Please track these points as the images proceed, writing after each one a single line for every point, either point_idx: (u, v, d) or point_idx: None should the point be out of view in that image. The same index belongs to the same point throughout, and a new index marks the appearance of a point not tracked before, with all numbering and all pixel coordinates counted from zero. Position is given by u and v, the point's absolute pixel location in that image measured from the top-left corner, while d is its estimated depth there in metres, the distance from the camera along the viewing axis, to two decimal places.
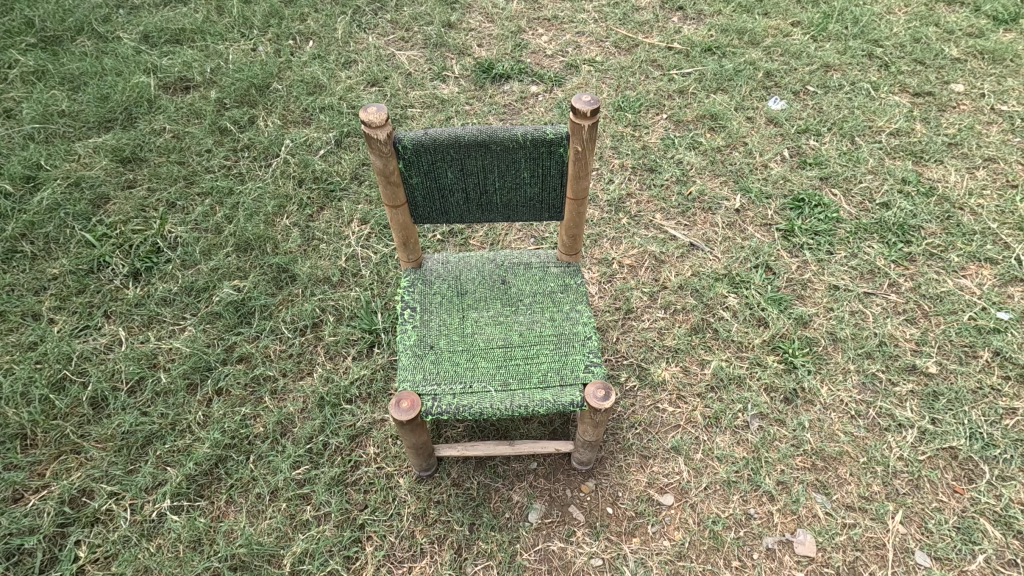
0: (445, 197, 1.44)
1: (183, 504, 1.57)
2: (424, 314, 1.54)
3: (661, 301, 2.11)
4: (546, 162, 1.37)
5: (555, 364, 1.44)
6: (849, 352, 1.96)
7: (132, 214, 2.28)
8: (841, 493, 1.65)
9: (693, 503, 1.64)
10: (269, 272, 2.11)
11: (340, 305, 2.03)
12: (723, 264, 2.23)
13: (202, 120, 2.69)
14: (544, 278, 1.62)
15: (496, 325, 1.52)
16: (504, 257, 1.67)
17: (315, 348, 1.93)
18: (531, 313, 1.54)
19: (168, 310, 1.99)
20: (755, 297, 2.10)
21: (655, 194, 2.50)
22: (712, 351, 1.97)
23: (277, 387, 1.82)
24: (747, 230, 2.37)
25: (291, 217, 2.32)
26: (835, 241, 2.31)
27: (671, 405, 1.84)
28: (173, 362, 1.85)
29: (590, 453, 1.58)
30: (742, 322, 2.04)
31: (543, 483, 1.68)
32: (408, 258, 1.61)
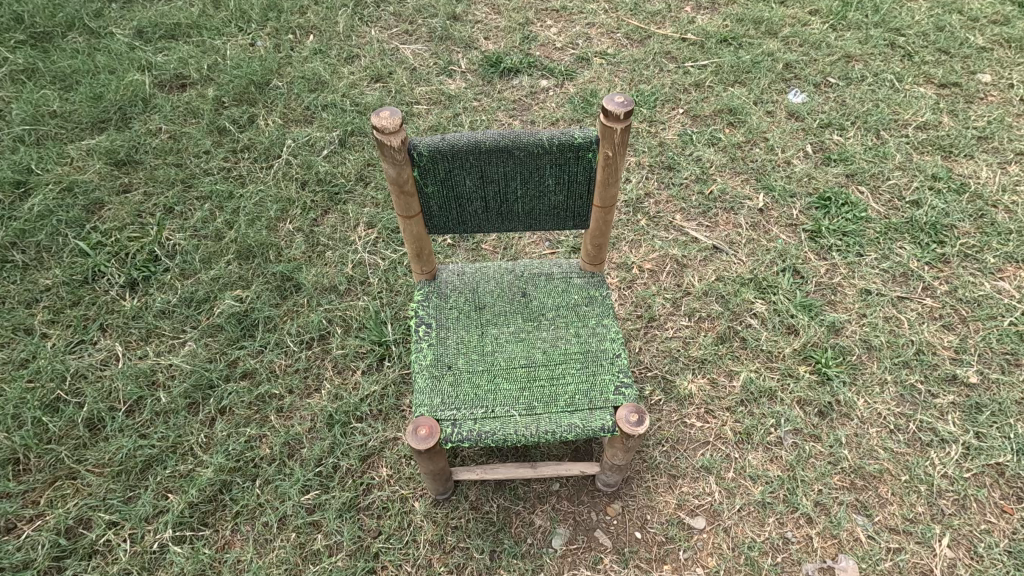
0: (463, 206, 1.33)
1: (187, 535, 1.47)
2: (440, 331, 1.44)
3: (685, 309, 2.01)
4: (573, 169, 1.26)
5: (583, 386, 1.34)
6: (885, 361, 1.85)
7: (128, 220, 2.17)
8: (883, 514, 1.56)
9: (726, 526, 1.55)
10: (273, 281, 2.02)
11: (348, 316, 1.94)
12: (748, 268, 2.13)
13: (200, 119, 2.58)
14: (567, 289, 1.52)
15: (517, 343, 1.42)
16: (523, 267, 1.58)
17: (322, 362, 1.83)
18: (555, 329, 1.44)
19: (166, 322, 1.89)
20: (784, 303, 2.00)
21: (674, 193, 2.40)
22: (740, 361, 1.87)
23: (283, 404, 1.72)
24: (772, 231, 2.27)
25: (296, 222, 2.22)
26: (865, 242, 2.21)
27: (699, 420, 1.75)
28: (173, 379, 1.75)
29: (616, 475, 1.49)
30: (772, 330, 1.94)
31: (566, 506, 1.59)
32: (421, 270, 1.51)
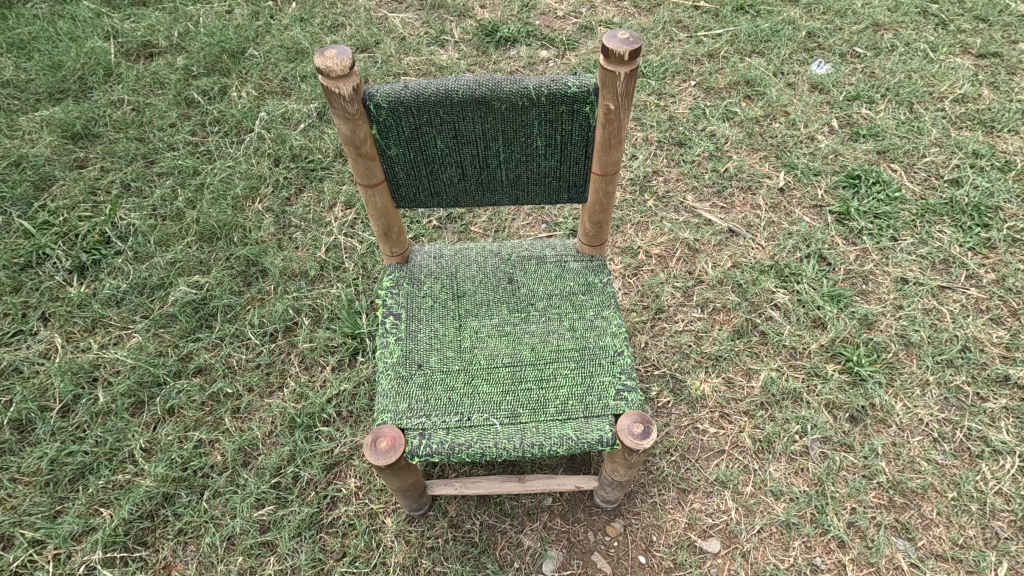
0: (435, 173, 1.11)
1: (120, 556, 1.28)
2: (410, 323, 1.22)
3: (698, 299, 1.79)
4: (566, 126, 1.04)
5: (577, 389, 1.13)
6: (926, 359, 1.62)
7: (80, 198, 1.97)
8: (928, 538, 1.34)
9: (744, 551, 1.34)
10: (236, 265, 1.81)
11: (319, 305, 1.73)
12: (768, 254, 1.90)
13: (166, 90, 2.36)
14: (561, 275, 1.30)
15: (501, 338, 1.21)
16: (511, 249, 1.36)
17: (287, 357, 1.63)
18: (546, 322, 1.23)
19: (114, 310, 1.69)
20: (810, 293, 1.77)
21: (686, 171, 2.17)
22: (760, 358, 1.65)
23: (240, 405, 1.52)
24: (794, 213, 2.04)
25: (265, 201, 2.01)
26: (899, 225, 1.97)
27: (712, 426, 1.53)
28: (117, 375, 1.55)
29: (617, 492, 1.28)
30: (796, 323, 1.72)
31: (559, 524, 1.39)
32: (391, 251, 1.29)
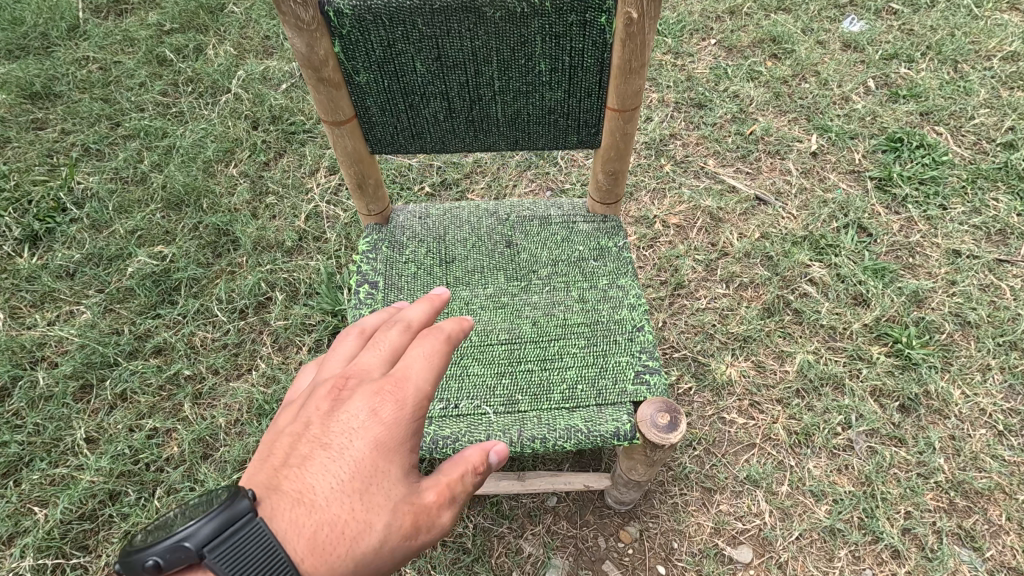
0: (415, 106, 0.91)
1: (54, 563, 1.10)
2: (388, 292, 1.03)
3: (722, 273, 1.58)
4: (576, 44, 0.83)
5: (588, 371, 0.93)
6: (986, 341, 1.42)
7: (35, 161, 1.78)
8: (997, 548, 1.15)
9: (780, 561, 1.15)
10: (204, 235, 1.62)
11: (296, 279, 1.54)
12: (800, 224, 1.69)
13: (136, 48, 2.16)
14: (569, 238, 1.10)
15: (496, 311, 1.01)
16: (509, 208, 1.16)
17: (258, 336, 1.45)
18: (550, 292, 1.03)
19: (65, 283, 1.50)
20: (849, 267, 1.56)
21: (707, 134, 1.96)
22: (794, 339, 1.45)
23: (202, 390, 1.34)
24: (828, 178, 1.82)
25: (241, 166, 1.82)
26: (948, 192, 1.76)
27: (741, 417, 1.34)
28: (65, 355, 1.37)
29: (633, 492, 1.09)
30: (835, 300, 1.51)
31: (565, 528, 1.20)
32: (369, 208, 1.09)
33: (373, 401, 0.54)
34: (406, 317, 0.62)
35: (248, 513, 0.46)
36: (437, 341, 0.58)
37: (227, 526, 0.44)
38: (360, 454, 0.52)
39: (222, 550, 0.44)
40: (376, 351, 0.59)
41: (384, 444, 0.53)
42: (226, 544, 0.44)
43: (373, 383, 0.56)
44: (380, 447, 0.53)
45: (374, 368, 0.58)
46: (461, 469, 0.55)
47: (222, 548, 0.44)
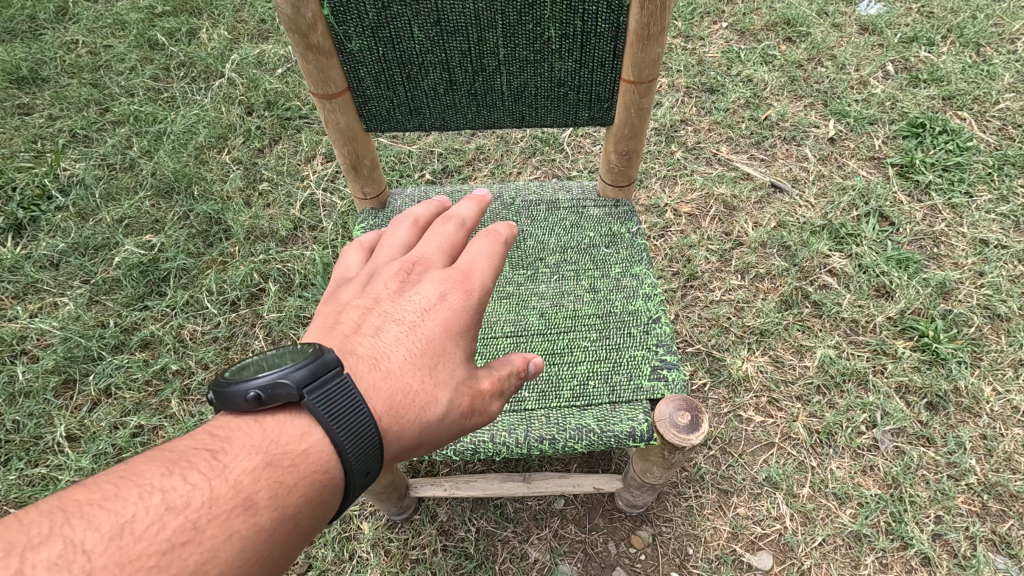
0: (413, 77, 0.84)
1: None
2: None
3: (737, 264, 1.51)
4: (590, 8, 0.76)
5: (600, 366, 0.87)
6: (1018, 335, 1.34)
7: (21, 147, 1.71)
8: None
9: (802, 568, 1.08)
10: (195, 223, 1.55)
11: (290, 269, 1.47)
12: (818, 212, 1.61)
13: (127, 31, 2.08)
14: (579, 224, 1.03)
15: (500, 301, 0.94)
16: (515, 192, 1.09)
17: (250, 329, 1.38)
18: (558, 282, 0.97)
19: (49, 274, 1.44)
20: (871, 257, 1.49)
21: (719, 120, 1.87)
22: (814, 333, 1.38)
23: (191, 386, 1.28)
24: (847, 165, 1.74)
25: (234, 152, 1.74)
26: (973, 179, 1.67)
27: (758, 415, 1.27)
28: (47, 348, 1.30)
29: (647, 495, 1.03)
30: (857, 292, 1.43)
31: (574, 532, 1.13)
32: (364, 191, 1.03)
33: (441, 286, 0.58)
34: (457, 218, 0.65)
35: (334, 368, 0.47)
36: (498, 240, 0.62)
37: (320, 373, 0.46)
38: (430, 332, 0.55)
39: (319, 394, 0.45)
40: (434, 246, 0.63)
41: (452, 324, 0.56)
42: (321, 388, 0.46)
43: (440, 272, 0.60)
44: (449, 327, 0.56)
45: (434, 261, 0.62)
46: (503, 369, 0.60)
47: (319, 392, 0.45)
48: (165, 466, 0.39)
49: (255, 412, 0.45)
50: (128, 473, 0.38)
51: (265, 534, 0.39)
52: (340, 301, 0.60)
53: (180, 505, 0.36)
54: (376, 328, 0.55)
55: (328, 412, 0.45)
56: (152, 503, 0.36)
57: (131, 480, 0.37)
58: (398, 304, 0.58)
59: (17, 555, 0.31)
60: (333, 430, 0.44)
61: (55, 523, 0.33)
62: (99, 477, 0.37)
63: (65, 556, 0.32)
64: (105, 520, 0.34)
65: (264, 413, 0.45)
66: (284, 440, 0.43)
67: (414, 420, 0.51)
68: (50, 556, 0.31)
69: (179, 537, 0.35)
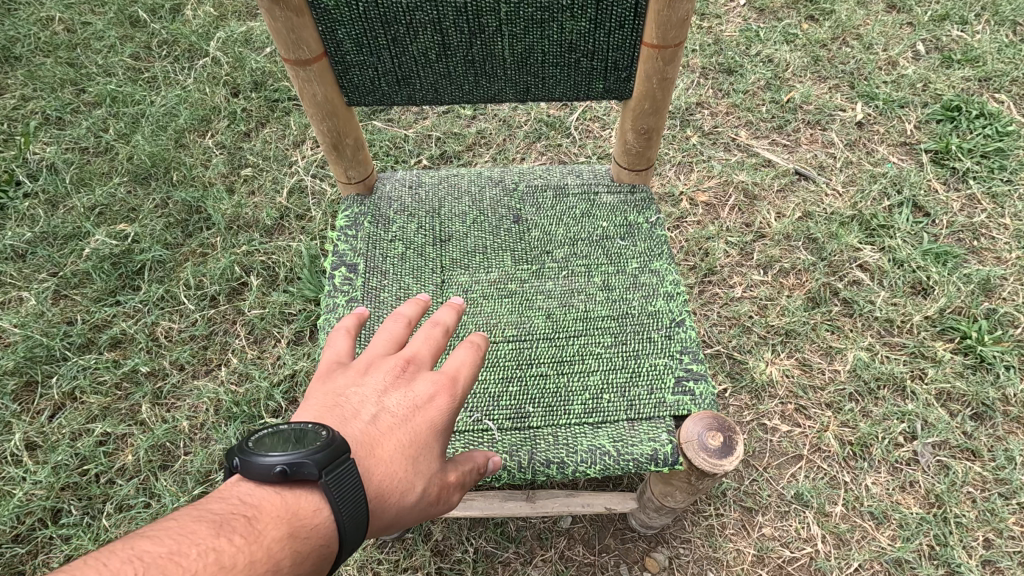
0: (399, 41, 0.73)
1: None
2: (370, 278, 0.85)
3: (760, 258, 1.39)
4: None
5: (615, 376, 0.75)
6: None
7: None
8: None
9: None
10: (173, 212, 1.44)
11: (275, 262, 1.36)
12: (847, 202, 1.49)
13: (105, 6, 1.95)
14: (590, 212, 0.91)
15: (501, 301, 0.83)
16: (518, 176, 0.97)
17: (230, 327, 1.27)
18: (566, 278, 0.85)
19: (14, 266, 1.33)
20: (907, 251, 1.36)
21: (738, 103, 1.74)
22: (845, 334, 1.26)
23: (164, 389, 1.17)
24: (876, 151, 1.62)
25: (217, 136, 1.63)
26: (1015, 166, 1.54)
27: (785, 424, 1.16)
28: (8, 348, 1.20)
29: (665, 518, 0.92)
30: (891, 289, 1.31)
31: (582, 554, 1.03)
32: (349, 176, 0.91)
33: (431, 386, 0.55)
34: (447, 313, 0.61)
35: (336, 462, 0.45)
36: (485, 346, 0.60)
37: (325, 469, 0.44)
38: (419, 425, 0.53)
39: (335, 475, 0.44)
40: (426, 338, 0.59)
41: (442, 422, 0.54)
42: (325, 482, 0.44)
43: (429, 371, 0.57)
44: (438, 423, 0.54)
45: (427, 352, 0.58)
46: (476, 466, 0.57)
47: (336, 474, 0.44)
48: (208, 525, 0.38)
49: (275, 483, 0.44)
50: (179, 528, 0.37)
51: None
52: (331, 382, 0.55)
53: (230, 564, 0.37)
54: (370, 414, 0.52)
55: (339, 494, 0.44)
56: (205, 560, 0.36)
57: (187, 535, 0.37)
58: (390, 392, 0.54)
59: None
60: (343, 511, 0.44)
61: (133, 573, 0.34)
62: (149, 532, 0.37)
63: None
64: (172, 573, 0.34)
65: (281, 486, 0.44)
66: (301, 513, 0.43)
67: (393, 510, 0.49)
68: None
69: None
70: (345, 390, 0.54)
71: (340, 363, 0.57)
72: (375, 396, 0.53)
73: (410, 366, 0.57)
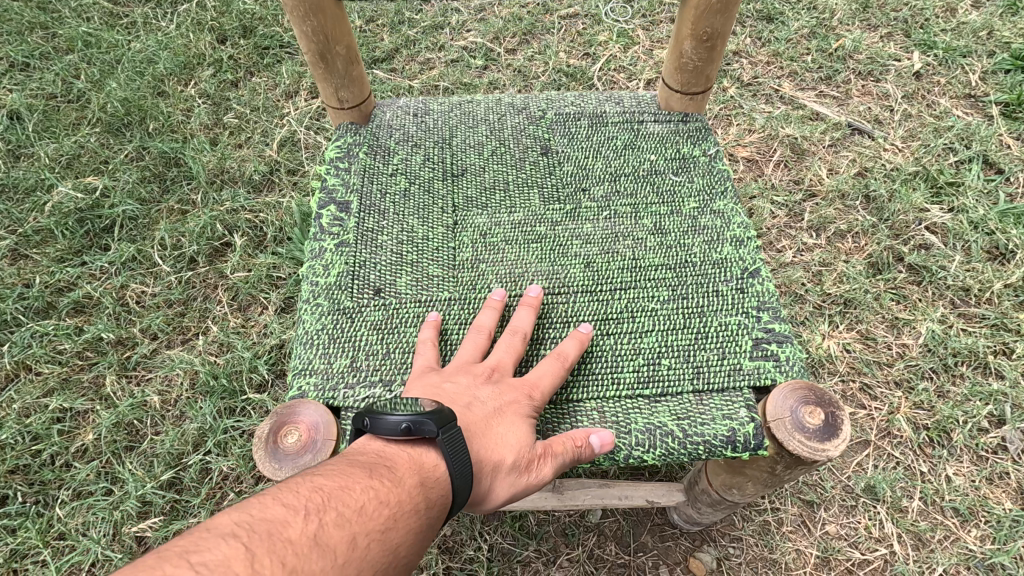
0: None
1: None
2: (366, 217, 0.69)
3: (812, 219, 1.22)
4: None
5: (674, 338, 0.61)
6: None
7: None
8: None
9: None
10: (149, 164, 1.28)
11: (261, 219, 1.20)
12: (907, 159, 1.32)
13: None
14: (635, 142, 0.75)
15: (528, 247, 0.68)
16: (546, 102, 0.80)
17: (211, 291, 1.12)
18: (609, 220, 0.69)
19: None
20: (981, 211, 1.19)
21: (781, 50, 1.56)
22: (914, 304, 1.09)
23: (132, 359, 1.02)
24: (938, 105, 1.44)
25: (200, 83, 1.46)
26: None
27: (847, 405, 1.00)
28: None
29: (718, 514, 0.77)
30: (964, 255, 1.15)
31: (615, 553, 0.88)
32: (340, 96, 0.75)
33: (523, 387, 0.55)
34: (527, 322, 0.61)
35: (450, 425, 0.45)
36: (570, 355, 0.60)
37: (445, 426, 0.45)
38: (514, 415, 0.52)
39: (451, 434, 0.45)
40: (510, 341, 0.58)
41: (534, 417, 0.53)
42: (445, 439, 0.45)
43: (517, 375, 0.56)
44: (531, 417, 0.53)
45: (511, 361, 0.58)
46: (571, 444, 0.52)
47: (451, 432, 0.45)
48: (362, 470, 0.41)
49: (401, 444, 0.45)
50: (340, 472, 0.40)
51: (421, 543, 0.41)
52: (423, 380, 0.55)
53: (386, 500, 0.39)
54: (464, 400, 0.51)
55: (455, 450, 0.44)
56: (367, 495, 0.39)
57: (349, 476, 0.40)
58: (482, 386, 0.54)
59: (306, 521, 0.35)
60: (458, 468, 0.44)
61: (320, 498, 0.37)
62: (315, 475, 0.40)
63: (334, 529, 0.35)
64: (348, 502, 0.37)
65: (406, 445, 0.45)
66: (426, 466, 0.44)
67: (489, 481, 0.47)
68: (327, 527, 0.35)
69: (388, 526, 0.38)
70: (438, 383, 0.54)
71: (431, 366, 0.57)
72: (468, 387, 0.53)
73: (496, 365, 0.56)
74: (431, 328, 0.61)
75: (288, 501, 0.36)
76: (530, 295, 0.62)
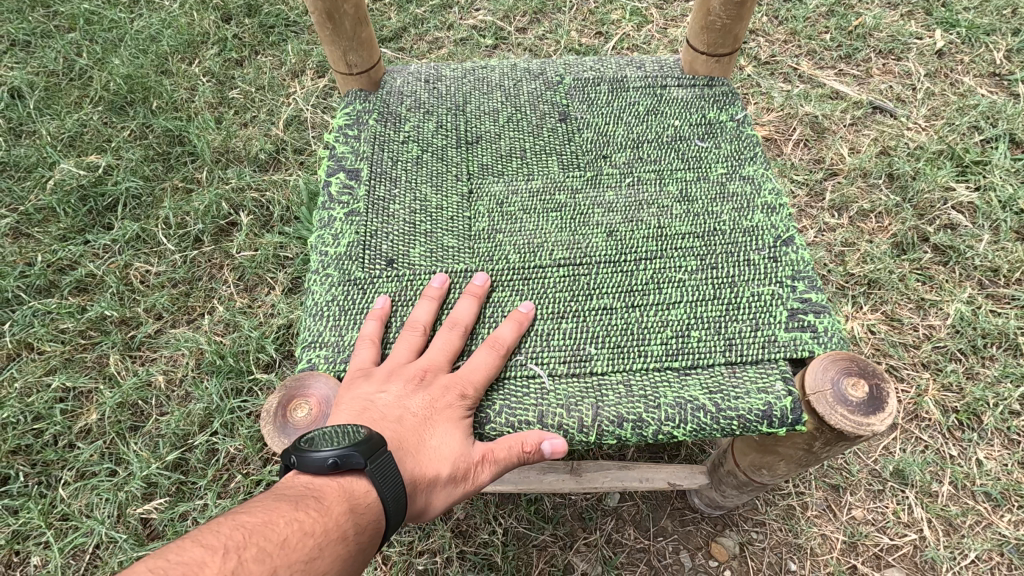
0: None
1: None
2: (378, 186, 0.66)
3: (833, 199, 1.19)
4: None
5: (703, 309, 0.58)
6: None
7: None
8: None
9: None
10: (152, 143, 1.25)
11: (267, 198, 1.17)
12: (930, 137, 1.28)
13: None
14: (660, 108, 0.72)
15: (547, 215, 0.64)
16: (565, 68, 0.77)
17: (216, 271, 1.09)
18: (632, 187, 0.66)
19: None
20: (1010, 189, 1.15)
21: (800, 28, 1.51)
22: (941, 284, 1.06)
23: (136, 339, 1.00)
24: (961, 83, 1.40)
25: (203, 60, 1.42)
26: None
27: None
28: None
29: (743, 496, 0.74)
30: (992, 234, 1.11)
31: (633, 538, 0.85)
32: (350, 61, 0.72)
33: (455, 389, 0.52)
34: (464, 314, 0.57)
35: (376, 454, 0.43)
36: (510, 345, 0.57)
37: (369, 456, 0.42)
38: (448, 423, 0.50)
39: (382, 461, 0.43)
40: (446, 339, 0.55)
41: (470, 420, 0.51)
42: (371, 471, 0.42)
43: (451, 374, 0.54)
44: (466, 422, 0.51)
45: (446, 359, 0.54)
46: (519, 449, 0.49)
47: (380, 459, 0.43)
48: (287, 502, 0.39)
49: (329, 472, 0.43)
50: (265, 505, 0.38)
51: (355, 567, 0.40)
52: (353, 389, 0.51)
53: (311, 530, 0.38)
54: (396, 415, 0.49)
55: (384, 477, 0.43)
56: (291, 528, 0.37)
57: (273, 508, 0.38)
58: (415, 395, 0.51)
59: (224, 560, 0.33)
60: (391, 492, 0.43)
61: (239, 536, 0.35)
62: (238, 509, 0.38)
63: (253, 565, 0.34)
64: (268, 536, 0.36)
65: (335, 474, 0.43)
66: (357, 491, 0.42)
67: (426, 496, 0.47)
68: (245, 564, 0.34)
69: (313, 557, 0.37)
70: (369, 394, 0.50)
71: (361, 372, 0.53)
72: (400, 396, 0.50)
73: (430, 367, 0.53)
74: (376, 320, 0.57)
75: (207, 541, 0.34)
76: (474, 283, 0.58)
